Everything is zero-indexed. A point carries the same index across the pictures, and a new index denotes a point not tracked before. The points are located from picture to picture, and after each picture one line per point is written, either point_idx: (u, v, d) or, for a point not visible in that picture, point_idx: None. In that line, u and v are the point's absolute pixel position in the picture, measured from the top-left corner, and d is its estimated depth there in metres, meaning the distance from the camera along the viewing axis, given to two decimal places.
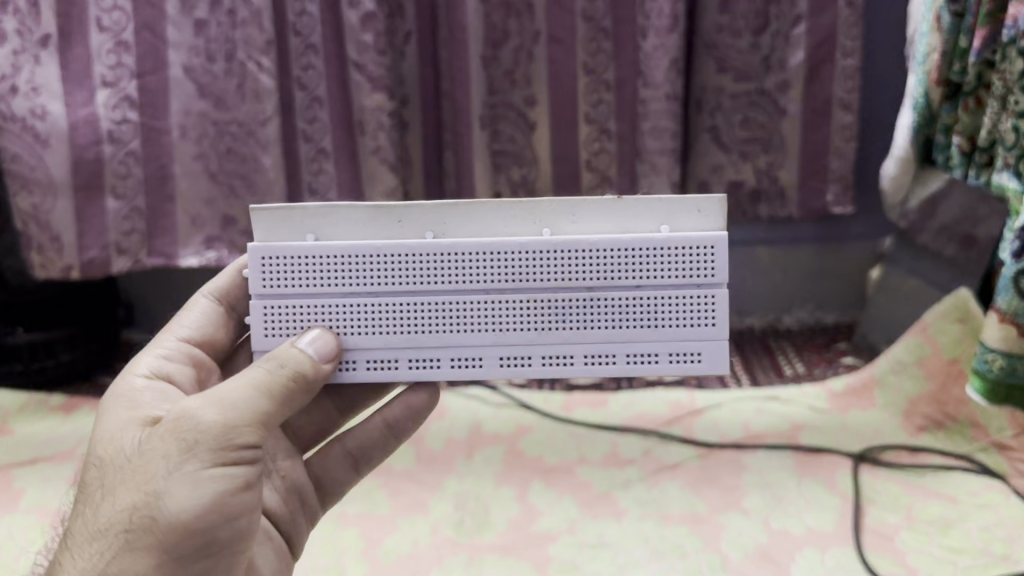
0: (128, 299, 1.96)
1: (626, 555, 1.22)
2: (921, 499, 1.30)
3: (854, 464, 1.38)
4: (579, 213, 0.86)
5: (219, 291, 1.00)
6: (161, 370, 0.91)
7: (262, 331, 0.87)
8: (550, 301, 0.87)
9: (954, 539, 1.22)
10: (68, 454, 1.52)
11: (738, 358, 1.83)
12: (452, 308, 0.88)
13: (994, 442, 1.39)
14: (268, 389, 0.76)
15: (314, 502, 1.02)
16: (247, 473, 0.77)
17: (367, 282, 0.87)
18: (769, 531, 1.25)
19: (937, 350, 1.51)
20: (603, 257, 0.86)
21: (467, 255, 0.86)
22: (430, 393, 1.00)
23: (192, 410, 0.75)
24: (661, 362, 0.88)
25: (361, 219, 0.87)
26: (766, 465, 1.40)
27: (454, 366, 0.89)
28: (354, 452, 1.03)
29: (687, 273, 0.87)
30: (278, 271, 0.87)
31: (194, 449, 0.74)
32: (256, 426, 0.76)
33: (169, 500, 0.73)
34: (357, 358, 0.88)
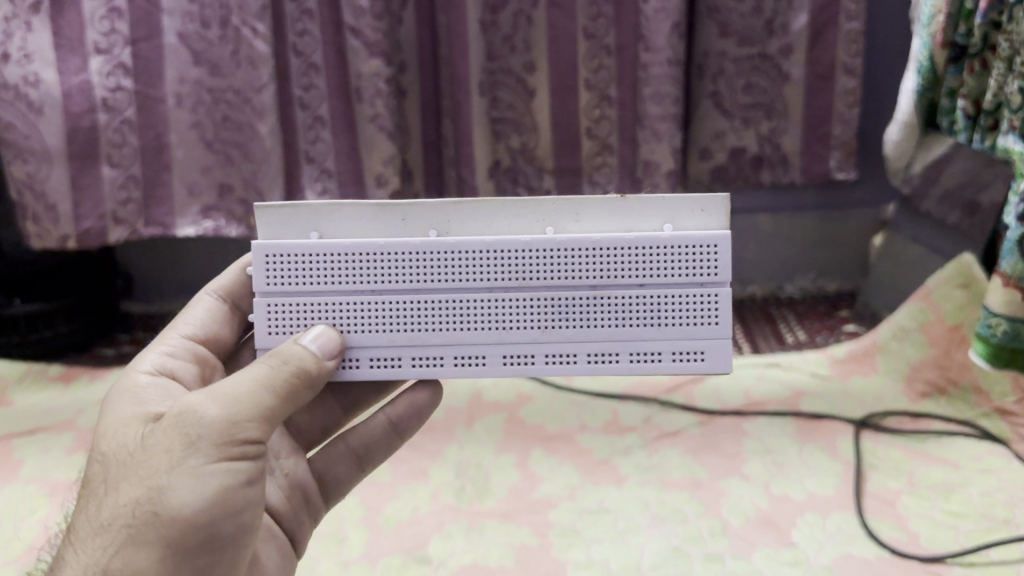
0: (127, 270, 1.95)
1: (626, 520, 1.22)
2: (923, 465, 1.30)
3: (856, 430, 1.37)
4: (583, 211, 0.85)
5: (224, 289, 0.99)
6: (166, 368, 0.89)
7: (265, 329, 0.86)
8: (553, 299, 0.86)
9: (955, 503, 1.21)
10: (68, 424, 1.52)
11: (739, 324, 1.83)
12: (456, 306, 0.86)
13: (996, 408, 1.38)
14: (271, 386, 0.76)
15: (317, 500, 1.00)
16: (250, 468, 0.76)
17: (371, 280, 0.86)
18: (770, 497, 1.25)
19: (939, 316, 1.50)
20: (607, 255, 0.85)
21: (470, 252, 0.85)
22: (433, 391, 1.00)
23: (196, 404, 0.74)
24: (664, 361, 0.87)
25: (365, 216, 0.86)
26: (766, 433, 1.39)
27: (458, 365, 0.87)
28: (357, 449, 1.02)
29: (690, 272, 0.85)
30: (281, 268, 0.86)
31: (197, 443, 0.73)
32: (259, 421, 0.75)
33: (173, 495, 0.72)
34: (360, 357, 0.87)
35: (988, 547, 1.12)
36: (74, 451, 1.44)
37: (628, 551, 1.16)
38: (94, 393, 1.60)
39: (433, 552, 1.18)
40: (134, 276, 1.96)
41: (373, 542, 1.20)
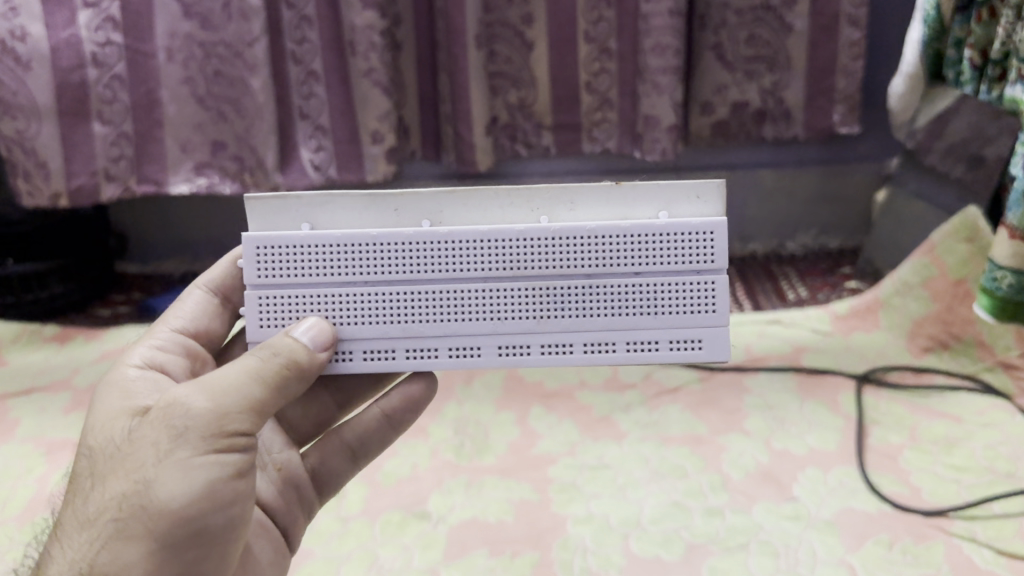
0: (120, 230, 1.92)
1: (626, 475, 1.21)
2: (925, 419, 1.29)
3: (857, 385, 1.36)
4: (576, 199, 0.83)
5: (215, 283, 0.96)
6: (155, 360, 0.86)
7: (257, 322, 0.84)
8: (548, 289, 0.84)
9: (958, 457, 1.20)
10: (63, 384, 1.51)
11: (739, 281, 1.81)
12: (450, 297, 0.84)
13: (1000, 362, 1.36)
14: (260, 377, 0.73)
15: (311, 495, 0.96)
16: (240, 460, 0.73)
17: (363, 271, 0.83)
18: (770, 452, 1.24)
19: (943, 271, 1.48)
20: (602, 244, 0.83)
21: (463, 242, 0.83)
22: (427, 383, 0.96)
23: (182, 396, 0.72)
24: (661, 349, 0.85)
25: (357, 207, 0.84)
26: (766, 388, 1.38)
27: (452, 357, 0.85)
28: (351, 442, 0.98)
29: (686, 260, 0.83)
30: (273, 261, 0.83)
31: (185, 435, 0.70)
32: (249, 413, 0.72)
33: (161, 487, 0.70)
34: (354, 349, 0.84)
35: (991, 501, 1.11)
36: (70, 411, 1.43)
37: (627, 506, 1.15)
38: (90, 354, 1.58)
39: (433, 508, 1.17)
40: (129, 236, 1.93)
41: (372, 498, 1.19)
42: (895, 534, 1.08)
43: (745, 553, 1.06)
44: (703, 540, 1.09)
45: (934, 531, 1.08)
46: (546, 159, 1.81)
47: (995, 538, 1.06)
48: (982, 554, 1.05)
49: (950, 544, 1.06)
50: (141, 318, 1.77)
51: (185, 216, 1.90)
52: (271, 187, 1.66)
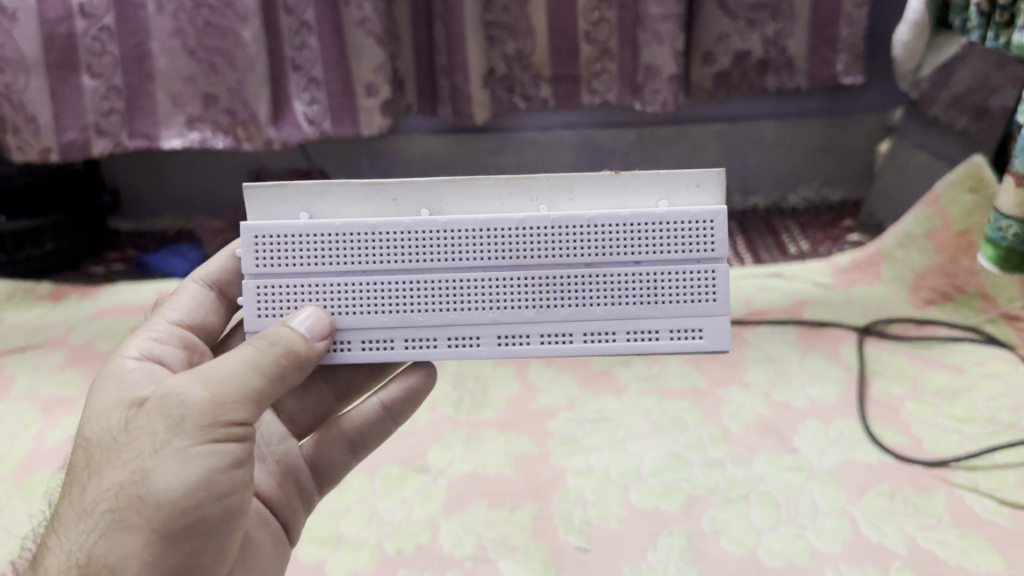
0: (114, 187, 1.90)
1: (626, 428, 1.20)
2: (927, 370, 1.27)
3: (859, 337, 1.35)
4: (576, 188, 0.79)
5: (212, 275, 0.91)
6: (153, 352, 0.79)
7: (255, 311, 0.80)
8: (546, 278, 0.79)
9: (960, 408, 1.19)
10: (58, 341, 1.49)
11: (741, 235, 1.80)
12: (447, 287, 0.79)
13: (1003, 313, 1.35)
14: (257, 367, 0.69)
15: (310, 486, 0.92)
16: (237, 450, 0.69)
17: (359, 260, 0.79)
18: (771, 404, 1.23)
19: (946, 222, 1.45)
20: (602, 233, 0.79)
21: (460, 231, 0.79)
22: (424, 374, 0.94)
23: (179, 385, 0.68)
24: (661, 340, 0.80)
25: (355, 196, 0.79)
26: (767, 341, 1.37)
27: (451, 346, 0.80)
28: (351, 434, 0.94)
29: (686, 249, 0.79)
30: (272, 250, 0.79)
31: (181, 424, 0.66)
32: (247, 403, 0.68)
33: (156, 478, 0.65)
34: (352, 338, 0.80)
35: (993, 451, 1.10)
36: (66, 367, 1.42)
37: (627, 458, 1.14)
38: (85, 311, 1.57)
39: (433, 461, 1.16)
40: (123, 193, 1.91)
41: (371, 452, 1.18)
42: (897, 484, 1.07)
43: (746, 504, 1.06)
44: (704, 492, 1.08)
45: (935, 482, 1.08)
46: (545, 111, 1.77)
47: (997, 488, 1.06)
48: (984, 504, 1.04)
49: (951, 494, 1.06)
50: (136, 275, 1.76)
51: (178, 172, 1.88)
52: (264, 141, 1.63)
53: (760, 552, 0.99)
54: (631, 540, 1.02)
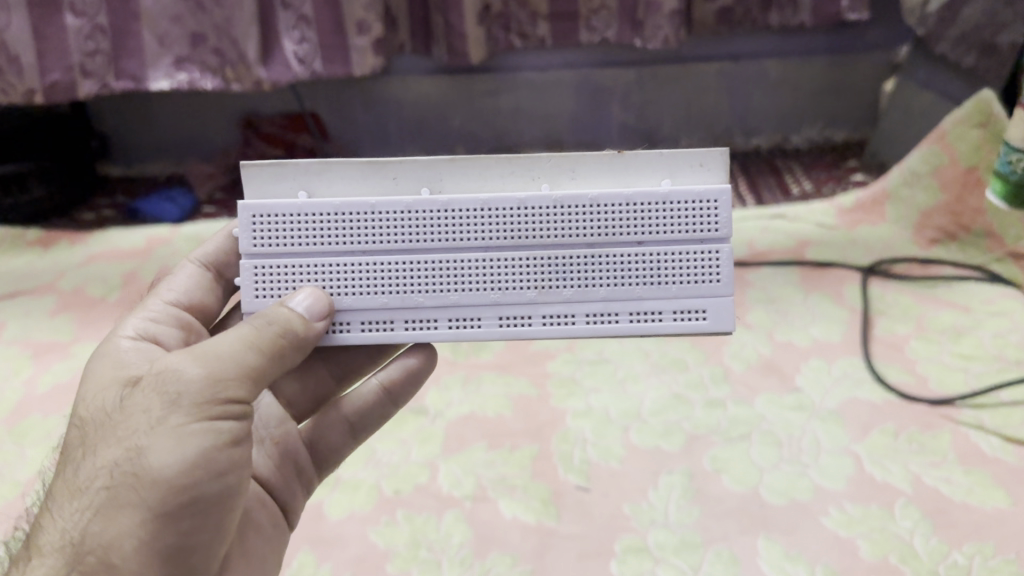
0: (103, 131, 1.86)
1: (626, 369, 1.18)
2: (932, 309, 1.25)
3: (863, 276, 1.32)
4: (579, 168, 0.75)
5: (209, 256, 0.86)
6: (148, 332, 0.75)
7: (252, 292, 0.75)
8: (549, 259, 0.75)
9: (966, 347, 1.17)
10: (48, 288, 1.46)
11: (744, 176, 1.76)
12: (447, 268, 0.75)
13: (1010, 252, 1.31)
14: (256, 344, 0.65)
15: (310, 470, 0.87)
16: (236, 428, 0.64)
17: (356, 239, 0.75)
18: (773, 344, 1.21)
19: (953, 159, 1.39)
20: (606, 212, 0.74)
21: (458, 211, 0.74)
22: (424, 356, 0.88)
23: (175, 362, 0.64)
24: (665, 321, 0.76)
25: (353, 174, 0.75)
26: (770, 283, 1.34)
27: (452, 329, 0.76)
28: (350, 417, 0.88)
29: (690, 229, 0.75)
30: (269, 229, 0.75)
31: (176, 401, 0.62)
32: (246, 380, 0.64)
33: (150, 454, 0.61)
34: (351, 319, 0.75)
35: (999, 389, 1.08)
36: (56, 313, 1.39)
37: (628, 399, 1.13)
38: (75, 257, 1.54)
39: (431, 404, 1.14)
40: (111, 137, 1.87)
41: None
42: (901, 423, 1.06)
43: (747, 443, 1.05)
44: (705, 431, 1.07)
45: (940, 420, 1.06)
46: (544, 51, 1.72)
47: (1003, 426, 1.04)
48: (990, 442, 1.03)
49: (957, 433, 1.04)
50: (126, 221, 1.73)
51: (167, 115, 1.83)
52: (254, 82, 1.59)
53: (762, 490, 0.98)
54: (631, 479, 1.01)
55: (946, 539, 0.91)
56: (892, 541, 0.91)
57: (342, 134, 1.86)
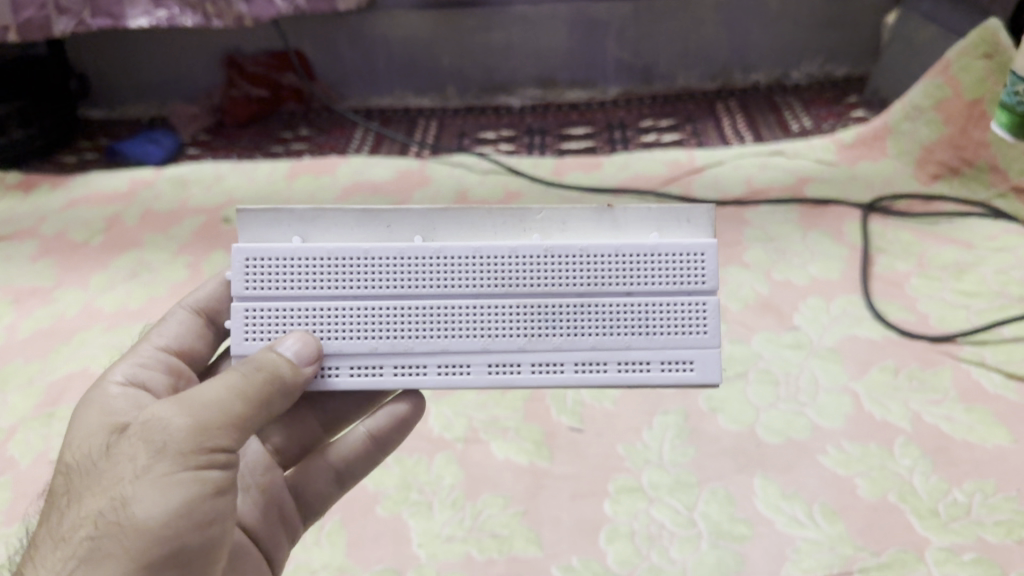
0: (81, 72, 1.80)
1: None
2: (934, 246, 1.22)
3: (863, 213, 1.29)
4: (569, 220, 0.73)
5: (201, 301, 0.81)
6: (137, 377, 0.72)
7: (241, 334, 0.71)
8: (538, 307, 0.72)
9: (968, 283, 1.14)
10: (30, 232, 1.41)
11: (741, 114, 1.72)
12: (436, 313, 0.72)
13: (1013, 187, 1.28)
14: (244, 394, 0.61)
15: (296, 518, 0.80)
16: (221, 478, 0.60)
17: (346, 283, 0.72)
18: (771, 283, 1.18)
19: (958, 92, 1.33)
20: (596, 261, 0.72)
21: (448, 257, 0.72)
22: (414, 401, 0.81)
23: (162, 411, 0.60)
24: (652, 371, 0.72)
25: (347, 222, 0.73)
26: (769, 221, 1.30)
27: (441, 375, 0.72)
28: (338, 465, 0.82)
29: (678, 280, 0.72)
30: (263, 273, 0.71)
31: (162, 449, 0.58)
32: (232, 429, 0.61)
33: (135, 504, 0.57)
34: (340, 362, 0.72)
35: (1001, 325, 1.06)
36: (37, 258, 1.34)
37: None
38: (58, 202, 1.48)
39: None
40: (91, 79, 1.81)
41: None
42: (901, 360, 1.04)
43: (744, 382, 1.03)
44: None
45: (941, 357, 1.04)
46: None
47: (1006, 362, 1.02)
48: (991, 379, 1.00)
49: (958, 370, 1.02)
50: (108, 164, 1.69)
51: (148, 55, 1.78)
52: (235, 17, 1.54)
53: (758, 430, 0.97)
54: (625, 419, 0.99)
55: (946, 476, 0.90)
56: (891, 479, 0.90)
57: (326, 69, 1.80)
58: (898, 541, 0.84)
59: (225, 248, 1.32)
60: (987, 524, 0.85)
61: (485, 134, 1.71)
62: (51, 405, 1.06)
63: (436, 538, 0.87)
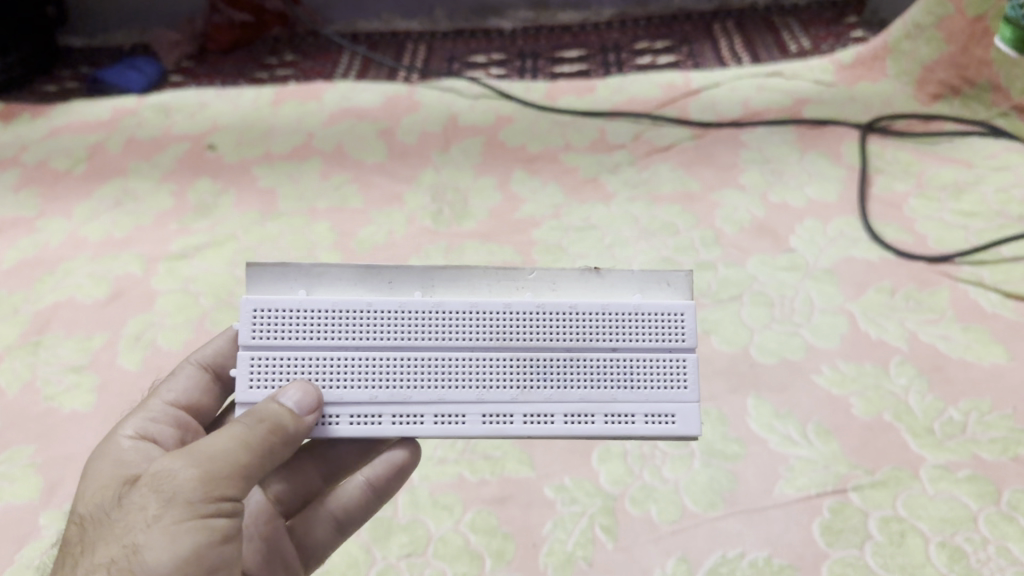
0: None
1: (615, 234, 1.14)
2: (933, 166, 1.19)
3: (862, 134, 1.25)
4: (560, 282, 0.72)
5: (209, 356, 0.79)
6: (147, 432, 0.71)
7: (246, 381, 0.68)
8: (530, 360, 0.70)
9: (967, 203, 1.12)
10: (10, 162, 1.36)
11: (738, 35, 1.67)
12: (433, 364, 0.69)
13: (1014, 106, 1.22)
14: (250, 443, 0.60)
15: (297, 569, 0.74)
16: (230, 527, 0.58)
17: (346, 333, 0.69)
18: (766, 205, 1.15)
19: (960, 8, 1.25)
20: (585, 319, 0.70)
21: (445, 310, 0.70)
22: (412, 447, 0.76)
23: (171, 463, 0.58)
24: (637, 425, 0.69)
25: (349, 278, 0.71)
26: (765, 144, 1.26)
27: (438, 425, 0.69)
28: (338, 513, 0.76)
29: (658, 338, 0.71)
30: (270, 324, 0.69)
31: (171, 498, 0.56)
32: (240, 480, 0.59)
33: (145, 551, 0.54)
34: (340, 411, 0.68)
35: (1000, 244, 1.04)
36: (20, 188, 1.31)
37: (616, 264, 1.10)
38: (39, 128, 1.42)
39: None
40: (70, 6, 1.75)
41: None
42: (898, 281, 1.02)
43: (738, 305, 1.02)
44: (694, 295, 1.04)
45: (938, 277, 1.02)
46: None
47: (1003, 282, 1.01)
48: (989, 299, 0.99)
49: (956, 290, 1.01)
50: (90, 93, 1.65)
51: None
52: None
53: (752, 350, 0.97)
54: None
55: (942, 395, 0.90)
56: (886, 399, 0.90)
57: None
58: (893, 459, 0.85)
59: (209, 175, 1.29)
60: (982, 442, 0.85)
61: (474, 59, 1.67)
62: (37, 333, 1.05)
63: (428, 461, 0.90)
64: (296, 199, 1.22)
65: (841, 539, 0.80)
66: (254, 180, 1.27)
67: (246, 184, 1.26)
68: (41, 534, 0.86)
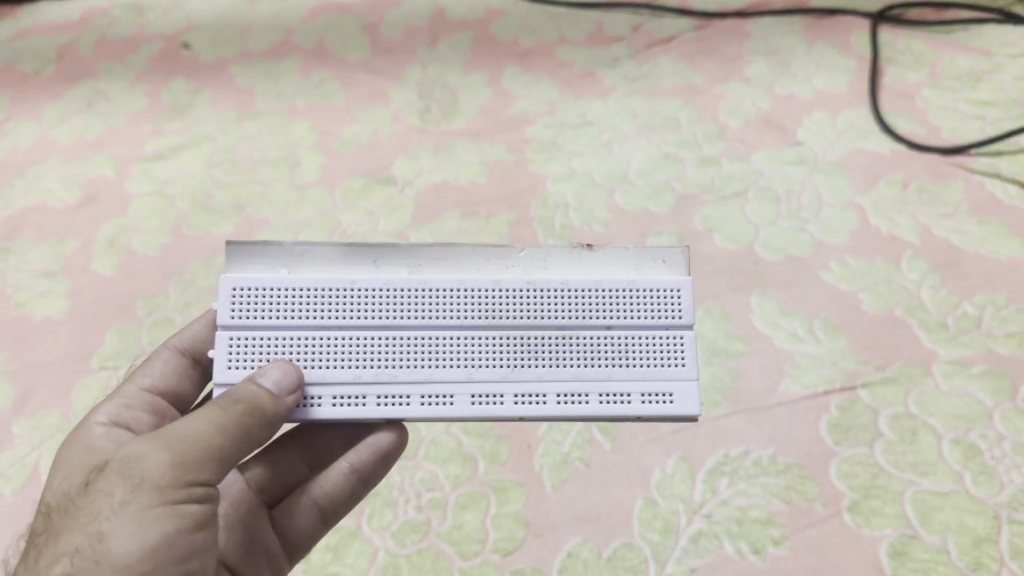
0: None
1: (613, 130, 1.08)
2: (948, 54, 1.11)
3: (873, 24, 1.16)
4: (551, 259, 0.67)
5: (188, 340, 0.71)
6: (122, 420, 0.64)
7: (224, 362, 0.61)
8: (521, 338, 0.64)
9: (983, 92, 1.06)
10: None
11: None
12: (419, 343, 0.63)
13: None
14: (224, 425, 0.54)
15: (281, 561, 0.68)
16: (203, 514, 0.52)
17: (329, 312, 0.63)
18: (773, 98, 1.09)
19: None
20: (577, 295, 0.65)
21: (432, 288, 0.64)
22: (397, 429, 0.70)
23: (139, 447, 0.52)
24: (633, 405, 0.63)
25: (333, 258, 0.66)
26: (770, 33, 1.17)
27: (424, 407, 0.62)
28: (322, 501, 0.70)
29: (652, 313, 0.65)
30: (250, 302, 0.63)
31: (139, 483, 0.50)
32: (214, 464, 0.53)
33: (110, 538, 0.48)
34: (322, 392, 0.62)
35: (1017, 134, 0.98)
36: None
37: (613, 161, 1.05)
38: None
39: (398, 172, 1.06)
40: None
41: (331, 166, 1.07)
42: (910, 173, 0.98)
43: (743, 201, 0.98)
44: (695, 190, 1.00)
45: (953, 169, 0.97)
46: None
47: (1020, 173, 0.96)
48: (1005, 190, 0.95)
49: (971, 181, 0.96)
50: None
51: None
52: None
53: (756, 247, 0.94)
54: (617, 242, 0.97)
55: (955, 290, 0.87)
56: (897, 293, 0.88)
57: None
58: (904, 354, 0.83)
59: (184, 74, 1.20)
60: (998, 336, 0.83)
61: None
62: (7, 241, 1.00)
63: None
64: (275, 96, 1.16)
65: (849, 436, 0.79)
66: (230, 79, 1.19)
67: (222, 84, 1.19)
68: (14, 442, 0.84)
